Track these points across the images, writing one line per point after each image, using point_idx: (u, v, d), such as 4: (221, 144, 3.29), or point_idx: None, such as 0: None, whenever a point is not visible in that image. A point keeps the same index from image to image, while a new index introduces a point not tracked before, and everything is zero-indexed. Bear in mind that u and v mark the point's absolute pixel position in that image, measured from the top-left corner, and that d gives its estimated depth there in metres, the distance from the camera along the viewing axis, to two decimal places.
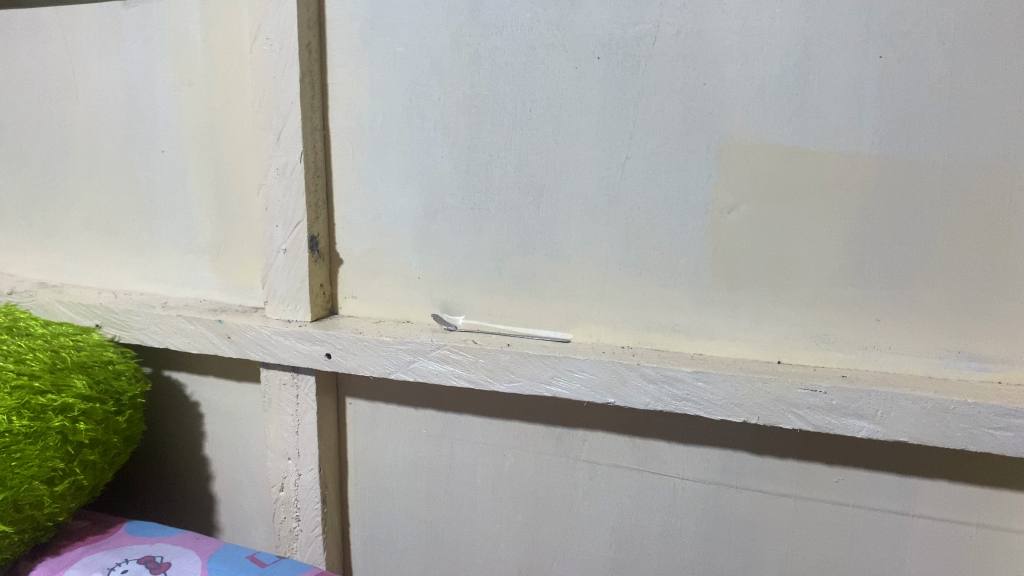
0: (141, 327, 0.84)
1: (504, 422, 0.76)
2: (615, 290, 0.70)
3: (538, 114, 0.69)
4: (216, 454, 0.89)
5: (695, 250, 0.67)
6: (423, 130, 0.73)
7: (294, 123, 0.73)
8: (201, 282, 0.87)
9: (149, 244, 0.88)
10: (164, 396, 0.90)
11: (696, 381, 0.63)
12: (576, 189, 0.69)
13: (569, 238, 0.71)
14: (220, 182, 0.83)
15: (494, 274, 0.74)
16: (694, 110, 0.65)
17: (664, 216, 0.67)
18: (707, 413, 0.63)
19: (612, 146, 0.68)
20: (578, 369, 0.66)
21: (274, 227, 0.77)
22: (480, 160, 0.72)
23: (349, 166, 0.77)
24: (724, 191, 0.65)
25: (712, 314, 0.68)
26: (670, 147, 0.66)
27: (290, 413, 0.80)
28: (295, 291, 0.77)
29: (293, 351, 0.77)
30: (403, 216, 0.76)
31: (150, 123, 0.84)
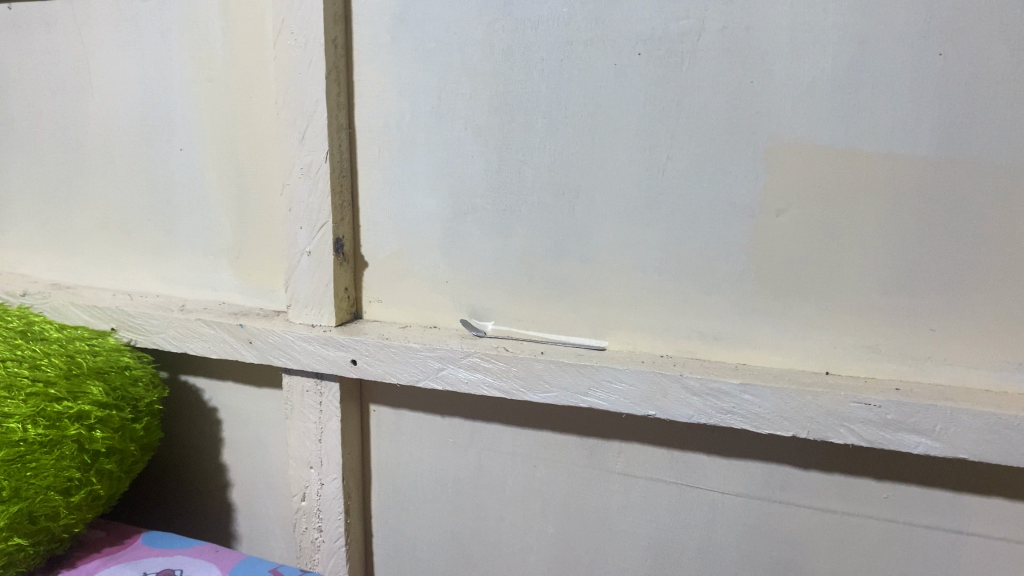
0: (159, 331, 0.81)
1: (535, 432, 0.73)
2: (653, 296, 0.67)
3: (574, 112, 0.66)
4: (235, 461, 0.87)
5: (739, 256, 0.64)
6: (452, 129, 0.70)
7: (319, 121, 0.70)
8: (220, 284, 0.84)
9: (167, 245, 0.86)
10: (181, 401, 0.87)
11: (742, 393, 0.60)
12: (613, 191, 0.67)
13: (605, 242, 0.68)
14: (240, 181, 0.80)
15: (526, 279, 0.71)
16: (740, 110, 0.62)
17: (707, 220, 0.64)
18: (753, 426, 0.61)
19: (652, 146, 0.65)
20: (617, 379, 0.64)
21: (298, 229, 0.74)
22: (512, 160, 0.69)
23: (375, 166, 0.74)
24: (771, 193, 0.63)
25: (756, 323, 0.65)
26: (715, 147, 0.63)
27: (314, 420, 0.78)
28: (319, 294, 0.75)
29: (317, 358, 0.74)
30: (431, 219, 0.73)
31: (169, 120, 0.82)
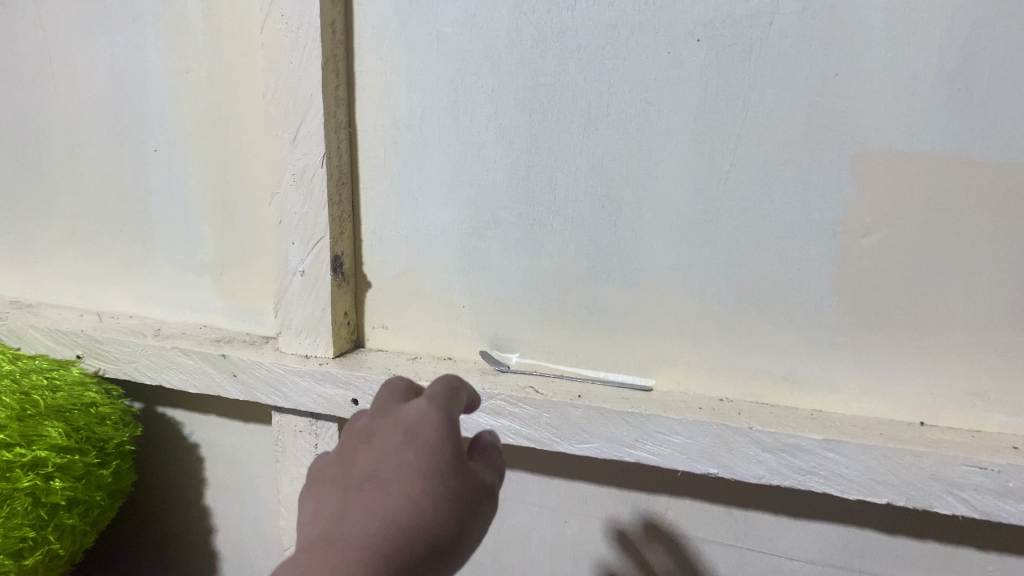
0: (130, 360, 0.71)
1: (566, 482, 0.63)
2: (711, 329, 0.57)
3: (619, 110, 0.55)
4: (219, 504, 0.76)
5: (816, 283, 0.54)
6: (471, 130, 0.59)
7: (314, 119, 0.59)
8: (203, 304, 0.74)
9: (142, 259, 0.75)
10: (158, 436, 0.77)
11: (826, 451, 0.50)
12: (664, 204, 0.56)
13: (653, 266, 0.57)
14: (225, 188, 0.69)
15: (557, 306, 0.61)
16: (823, 108, 0.51)
17: (778, 240, 0.54)
18: (838, 490, 0.51)
19: (713, 152, 0.54)
20: (672, 431, 0.53)
21: (290, 244, 0.63)
22: (543, 167, 0.58)
23: (379, 172, 0.63)
24: (858, 209, 0.52)
25: (835, 362, 0.55)
26: (791, 154, 0.52)
27: (308, 466, 0.68)
28: (315, 320, 0.64)
29: (313, 395, 0.64)
30: (445, 234, 0.62)
31: (142, 117, 0.71)
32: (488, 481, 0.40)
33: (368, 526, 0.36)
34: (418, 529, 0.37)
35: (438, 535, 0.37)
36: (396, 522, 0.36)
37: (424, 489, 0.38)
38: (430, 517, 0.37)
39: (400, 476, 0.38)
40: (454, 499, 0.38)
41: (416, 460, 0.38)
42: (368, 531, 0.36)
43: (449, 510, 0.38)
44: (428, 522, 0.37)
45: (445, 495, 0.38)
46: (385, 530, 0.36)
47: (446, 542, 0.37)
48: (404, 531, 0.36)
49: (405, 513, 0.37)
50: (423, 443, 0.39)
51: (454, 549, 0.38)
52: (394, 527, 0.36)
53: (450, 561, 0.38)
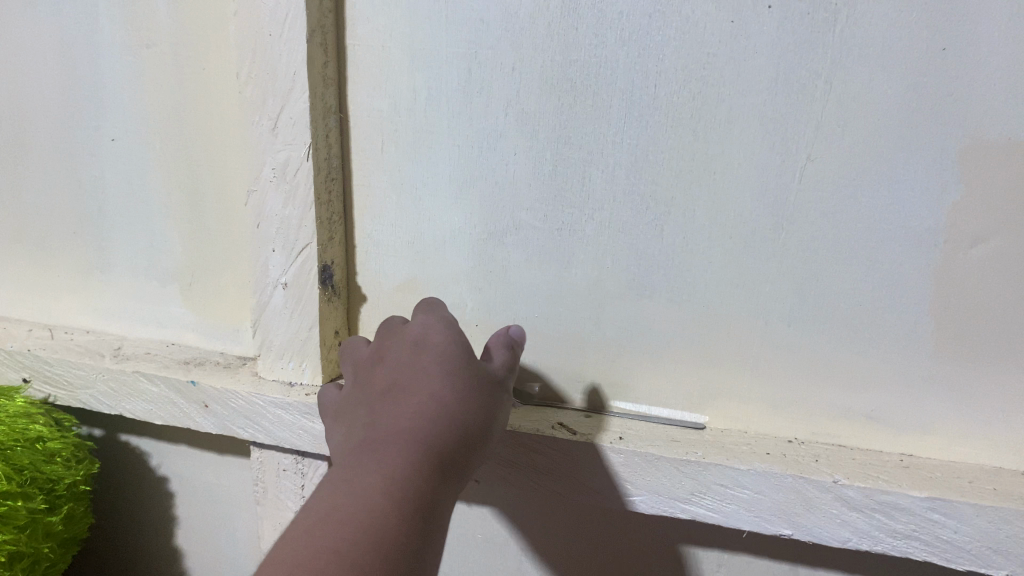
0: (85, 386, 0.61)
1: (596, 534, 0.55)
2: (776, 356, 0.48)
3: (669, 92, 0.45)
4: (192, 546, 0.67)
5: (909, 303, 0.44)
6: (487, 116, 0.49)
7: (297, 103, 0.49)
8: (170, 319, 0.64)
9: (101, 266, 0.65)
10: (120, 469, 0.67)
11: (930, 513, 0.41)
12: (723, 206, 0.46)
13: (707, 281, 0.48)
14: (193, 184, 0.59)
15: (590, 326, 0.51)
16: (926, 91, 0.41)
17: (864, 250, 0.44)
18: (943, 559, 0.42)
19: (785, 143, 0.44)
20: (737, 485, 0.44)
21: (269, 252, 0.53)
22: (574, 161, 0.48)
23: (376, 166, 0.53)
24: (965, 214, 0.42)
25: (929, 397, 0.46)
26: (884, 146, 0.43)
27: (295, 509, 0.59)
28: (301, 341, 0.54)
29: (299, 431, 0.54)
30: (456, 241, 0.53)
31: (96, 101, 0.60)
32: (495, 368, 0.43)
33: (393, 443, 0.37)
34: (440, 427, 0.38)
35: (459, 427, 0.38)
36: (418, 429, 0.38)
37: (439, 390, 0.39)
38: (449, 415, 0.38)
39: (416, 389, 0.40)
40: (470, 391, 0.40)
41: (429, 374, 0.40)
42: (393, 446, 0.37)
43: (469, 402, 0.40)
44: (449, 420, 0.38)
45: (462, 388, 0.40)
46: (409, 441, 0.37)
47: (472, 432, 0.39)
48: (427, 437, 0.37)
49: (426, 418, 0.38)
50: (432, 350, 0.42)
51: (480, 443, 0.39)
52: (418, 437, 0.37)
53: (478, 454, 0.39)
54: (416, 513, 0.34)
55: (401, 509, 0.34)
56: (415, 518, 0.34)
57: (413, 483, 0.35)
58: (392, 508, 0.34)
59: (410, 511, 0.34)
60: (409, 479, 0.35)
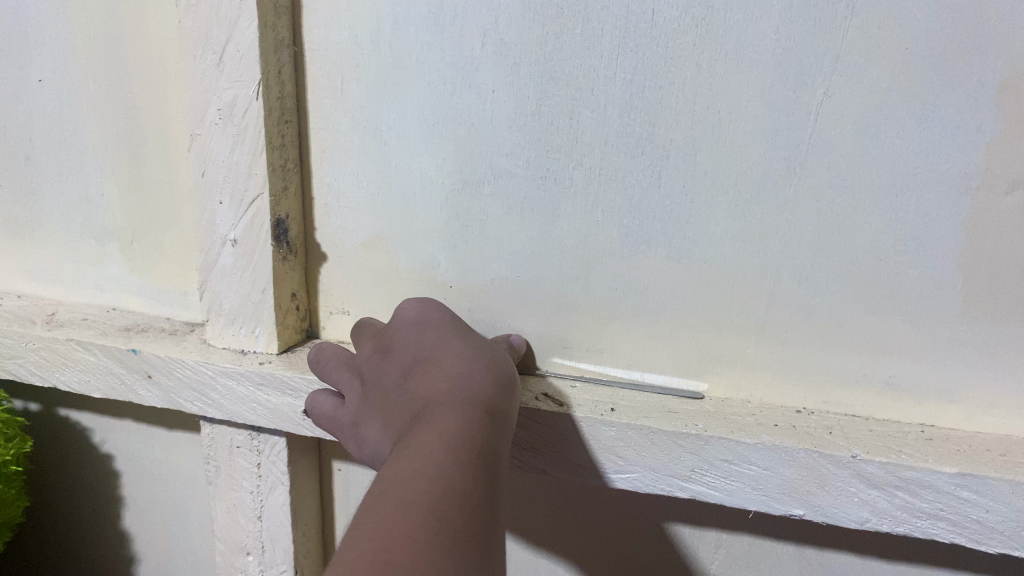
0: (14, 355, 0.54)
1: (584, 513, 0.50)
2: (784, 319, 0.43)
3: (669, 19, 0.40)
4: (139, 530, 0.61)
5: (934, 258, 0.40)
6: (461, 48, 0.43)
7: (245, 32, 0.43)
8: (110, 283, 0.58)
9: (32, 224, 0.59)
10: (60, 448, 0.61)
11: (959, 491, 0.37)
12: (728, 149, 0.41)
13: (709, 236, 0.43)
14: (131, 131, 0.53)
15: (576, 287, 0.46)
16: (962, 15, 0.36)
17: (885, 199, 0.40)
18: (972, 541, 0.37)
19: (799, 77, 0.39)
20: (744, 461, 0.39)
21: (216, 205, 0.47)
22: (560, 99, 0.43)
23: (335, 107, 0.47)
24: (1001, 156, 0.38)
25: (955, 362, 0.41)
26: (912, 79, 0.38)
27: (250, 490, 0.53)
28: (253, 305, 0.49)
29: (252, 405, 0.49)
30: (426, 192, 0.47)
31: (22, 37, 0.53)
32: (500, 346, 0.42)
33: (432, 405, 0.34)
34: (477, 383, 0.36)
35: (494, 381, 0.36)
36: (454, 387, 0.35)
37: (461, 355, 0.37)
38: (481, 373, 0.36)
39: (438, 358, 0.38)
40: (490, 358, 0.38)
41: (447, 345, 0.38)
42: (434, 407, 0.34)
43: (492, 365, 0.38)
44: (480, 376, 0.36)
45: (483, 355, 0.38)
46: (451, 399, 0.34)
47: (505, 387, 0.37)
48: (467, 393, 0.35)
49: (459, 376, 0.36)
50: (442, 331, 0.40)
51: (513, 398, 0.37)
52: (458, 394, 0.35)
53: (515, 411, 0.37)
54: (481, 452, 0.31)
55: (467, 450, 0.31)
56: (483, 457, 0.31)
57: (471, 426, 0.32)
58: (458, 450, 0.31)
59: (476, 451, 0.31)
60: (465, 424, 0.32)
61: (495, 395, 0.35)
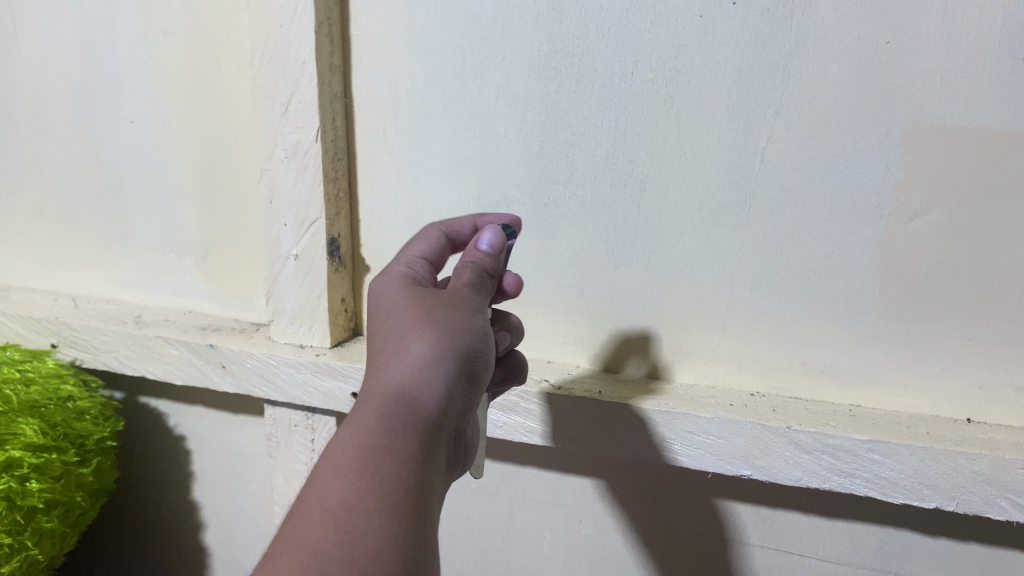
0: (109, 349, 0.65)
1: (582, 480, 0.60)
2: (741, 319, 0.53)
3: (645, 80, 0.50)
4: (207, 499, 0.72)
5: (857, 270, 0.50)
6: (480, 101, 0.54)
7: (307, 89, 0.54)
8: (185, 289, 0.69)
9: (119, 240, 0.70)
10: (141, 429, 0.72)
11: (871, 454, 0.47)
12: (693, 182, 0.51)
13: (680, 252, 0.53)
14: (205, 162, 0.63)
15: (574, 292, 0.57)
16: (871, 80, 0.46)
17: (818, 223, 0.50)
18: (883, 494, 0.48)
19: (747, 126, 0.49)
20: (703, 431, 0.50)
21: (281, 226, 0.58)
22: (559, 142, 0.53)
23: (378, 147, 0.58)
24: (907, 190, 0.48)
25: (876, 352, 0.52)
26: (836, 129, 0.48)
27: (304, 461, 0.64)
28: (310, 307, 0.60)
29: (310, 389, 0.59)
30: (451, 215, 0.58)
31: (114, 87, 0.64)
32: (485, 265, 0.46)
33: (372, 368, 0.40)
34: (408, 330, 0.41)
35: (428, 321, 0.41)
36: (388, 345, 0.41)
37: (405, 305, 0.43)
38: (416, 317, 0.41)
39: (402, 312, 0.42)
40: (439, 296, 0.43)
41: (400, 296, 0.43)
42: (370, 370, 0.40)
43: (435, 303, 0.42)
44: (415, 322, 0.41)
45: (430, 296, 0.43)
46: (385, 358, 0.40)
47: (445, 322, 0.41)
48: (397, 347, 0.40)
49: (394, 330, 0.41)
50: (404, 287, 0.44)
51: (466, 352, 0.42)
52: (391, 352, 0.40)
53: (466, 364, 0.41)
54: (394, 408, 0.37)
55: (379, 411, 0.37)
56: (395, 412, 0.37)
57: (390, 400, 0.37)
58: (373, 413, 0.37)
59: (389, 409, 0.37)
60: (384, 385, 0.39)
61: (427, 355, 0.40)
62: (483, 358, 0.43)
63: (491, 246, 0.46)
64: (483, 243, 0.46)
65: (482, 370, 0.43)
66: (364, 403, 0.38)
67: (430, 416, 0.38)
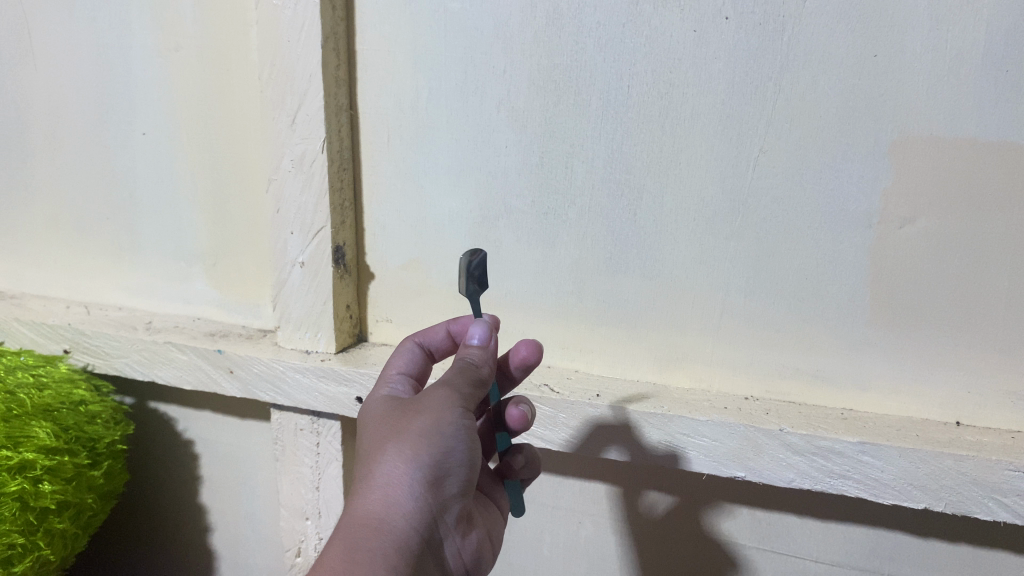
0: (120, 355, 0.67)
1: (581, 484, 0.61)
2: (736, 325, 0.55)
3: (640, 93, 0.51)
4: (214, 502, 0.74)
5: (848, 276, 0.51)
6: (482, 113, 0.55)
7: (314, 101, 0.55)
8: (195, 296, 0.71)
9: (130, 249, 0.71)
10: (150, 433, 0.73)
11: (861, 456, 0.48)
12: (688, 192, 0.53)
13: (675, 260, 0.55)
14: (216, 175, 0.65)
15: (573, 299, 0.58)
16: (859, 92, 0.48)
17: (809, 231, 0.51)
18: (873, 495, 0.49)
19: (739, 137, 0.50)
20: (697, 433, 0.52)
21: (288, 234, 0.60)
22: (559, 153, 0.55)
23: (383, 158, 0.59)
24: (897, 199, 0.49)
25: (868, 357, 0.53)
26: (826, 141, 0.49)
27: (310, 464, 0.65)
28: (316, 314, 0.61)
29: (315, 393, 0.61)
30: (453, 224, 0.59)
31: (128, 100, 0.66)
32: (472, 359, 0.45)
33: (356, 483, 0.44)
34: (379, 447, 0.43)
35: (395, 436, 0.43)
36: (367, 460, 0.43)
37: (387, 417, 0.45)
38: (388, 432, 0.43)
39: (378, 427, 0.45)
40: (414, 402, 0.44)
41: (385, 409, 0.46)
42: (353, 485, 0.43)
43: (406, 414, 0.44)
44: (386, 437, 0.43)
45: (405, 407, 0.45)
46: (363, 472, 0.43)
47: (415, 429, 0.43)
48: (372, 463, 0.43)
49: (372, 446, 0.44)
50: (387, 404, 0.47)
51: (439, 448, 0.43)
52: (369, 468, 0.43)
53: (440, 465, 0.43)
54: (359, 534, 0.40)
55: (345, 539, 0.40)
56: (360, 542, 0.40)
57: (356, 533, 0.40)
58: (341, 541, 0.40)
59: (356, 539, 0.40)
60: (357, 510, 0.42)
61: (395, 471, 0.42)
62: (458, 454, 0.43)
63: (482, 339, 0.46)
64: (475, 336, 0.46)
65: (459, 464, 0.44)
66: (339, 529, 0.41)
67: (396, 537, 0.41)
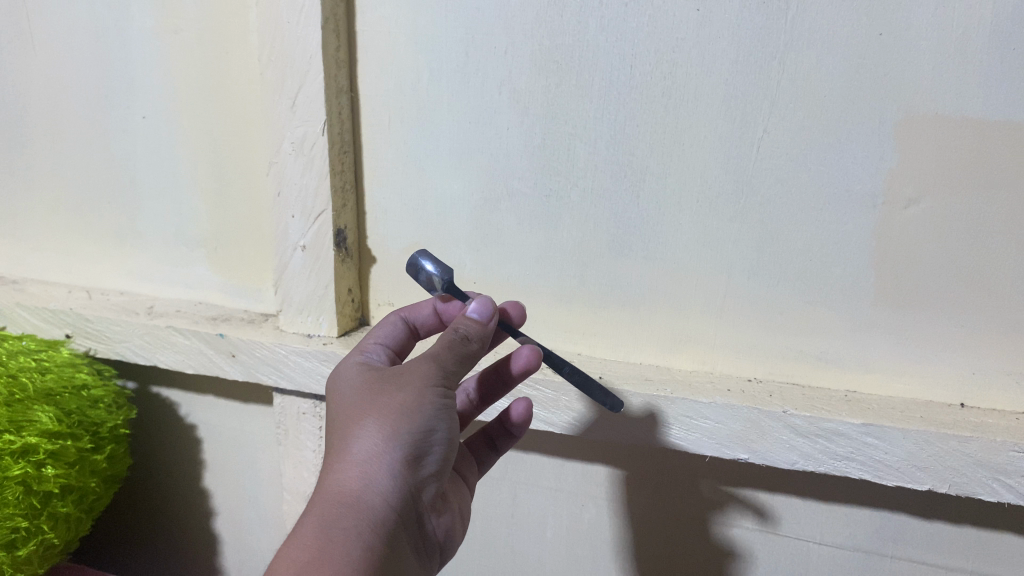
0: (122, 340, 0.67)
1: (584, 467, 0.61)
2: (739, 307, 0.55)
3: (643, 73, 0.51)
4: (217, 486, 0.74)
5: (852, 258, 0.51)
6: (483, 94, 0.55)
7: (315, 83, 0.55)
8: (197, 280, 0.71)
9: (130, 234, 0.71)
10: (153, 418, 0.73)
11: (865, 438, 0.48)
12: (692, 172, 0.52)
13: (679, 242, 0.54)
14: (216, 159, 0.65)
15: (575, 282, 0.58)
16: (865, 71, 0.47)
17: (814, 212, 0.51)
18: (877, 477, 0.49)
19: (743, 117, 0.50)
20: (701, 415, 0.52)
21: (289, 218, 0.59)
22: (561, 134, 0.54)
23: (384, 140, 0.59)
24: (902, 179, 0.49)
25: (873, 338, 0.53)
26: (831, 120, 0.49)
27: (312, 449, 0.65)
28: (317, 298, 0.61)
29: (317, 377, 0.61)
30: (455, 207, 0.59)
31: (127, 82, 0.65)
32: (465, 330, 0.44)
33: (330, 460, 0.43)
34: (358, 422, 0.43)
35: (374, 411, 0.42)
36: (346, 435, 0.43)
37: (364, 392, 0.44)
38: (365, 407, 0.43)
39: (356, 403, 0.44)
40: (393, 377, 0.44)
41: (366, 383, 0.45)
42: (330, 461, 0.43)
43: (387, 389, 0.43)
44: (363, 414, 0.43)
45: (385, 380, 0.44)
46: (340, 448, 0.43)
47: (392, 408, 0.42)
48: (347, 440, 0.42)
49: (350, 420, 0.43)
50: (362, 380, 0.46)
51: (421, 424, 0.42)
52: (345, 445, 0.42)
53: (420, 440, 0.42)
54: (334, 511, 0.40)
55: (319, 518, 0.40)
56: (337, 519, 0.40)
57: (334, 509, 0.40)
58: (315, 520, 0.40)
59: (328, 516, 0.40)
60: (333, 486, 0.41)
61: (373, 446, 0.41)
62: (440, 433, 0.43)
63: (481, 314, 0.45)
64: (475, 310, 0.45)
65: (439, 444, 0.44)
66: (313, 507, 0.41)
67: (372, 514, 0.40)
